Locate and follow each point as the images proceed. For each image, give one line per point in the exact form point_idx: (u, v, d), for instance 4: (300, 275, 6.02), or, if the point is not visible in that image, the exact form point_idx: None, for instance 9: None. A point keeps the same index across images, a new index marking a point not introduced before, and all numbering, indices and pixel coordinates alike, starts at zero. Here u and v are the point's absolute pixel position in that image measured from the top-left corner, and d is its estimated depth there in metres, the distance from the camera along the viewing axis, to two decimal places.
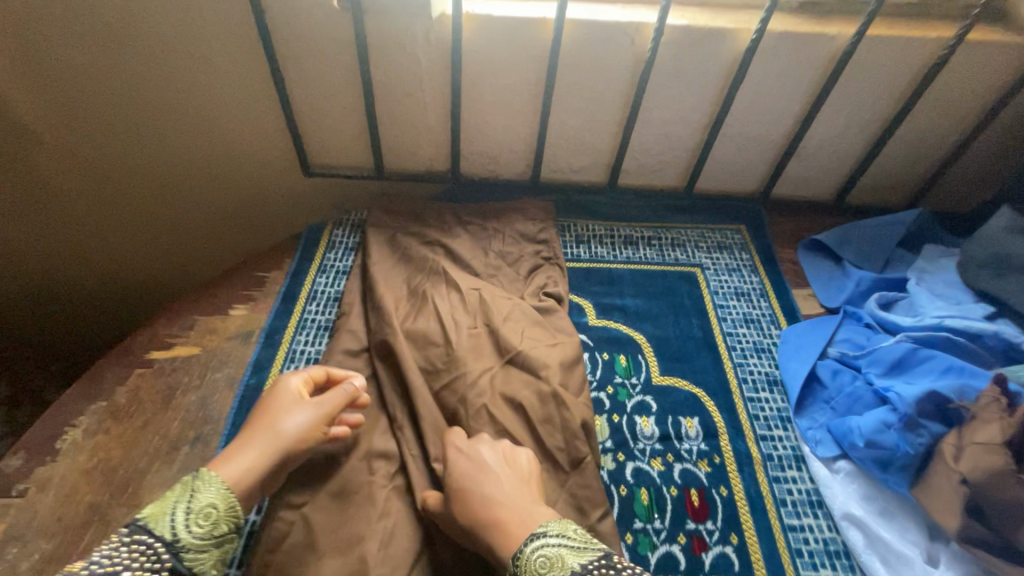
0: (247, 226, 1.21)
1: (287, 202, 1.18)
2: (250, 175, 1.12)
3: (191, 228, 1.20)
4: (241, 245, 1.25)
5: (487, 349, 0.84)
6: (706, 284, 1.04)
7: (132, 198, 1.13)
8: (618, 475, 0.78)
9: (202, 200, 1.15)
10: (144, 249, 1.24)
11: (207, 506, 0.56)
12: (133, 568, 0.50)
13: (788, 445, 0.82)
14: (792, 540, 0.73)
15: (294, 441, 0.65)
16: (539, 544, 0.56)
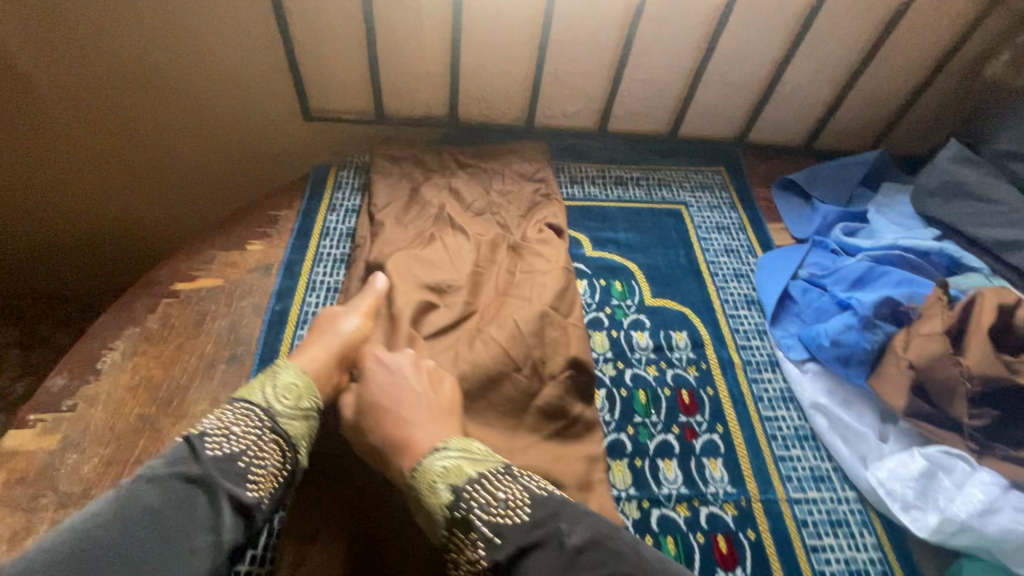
0: (249, 172, 1.23)
1: (289, 147, 1.20)
2: (252, 119, 1.14)
3: (192, 175, 1.21)
4: (242, 193, 1.27)
5: (497, 274, 0.91)
6: (691, 219, 1.13)
7: (133, 145, 1.14)
8: (618, 379, 0.87)
9: (203, 145, 1.16)
10: (145, 198, 1.24)
11: (288, 383, 0.67)
12: (240, 425, 0.61)
13: (764, 352, 0.93)
14: (768, 427, 0.84)
15: (343, 341, 0.75)
16: (438, 455, 0.62)
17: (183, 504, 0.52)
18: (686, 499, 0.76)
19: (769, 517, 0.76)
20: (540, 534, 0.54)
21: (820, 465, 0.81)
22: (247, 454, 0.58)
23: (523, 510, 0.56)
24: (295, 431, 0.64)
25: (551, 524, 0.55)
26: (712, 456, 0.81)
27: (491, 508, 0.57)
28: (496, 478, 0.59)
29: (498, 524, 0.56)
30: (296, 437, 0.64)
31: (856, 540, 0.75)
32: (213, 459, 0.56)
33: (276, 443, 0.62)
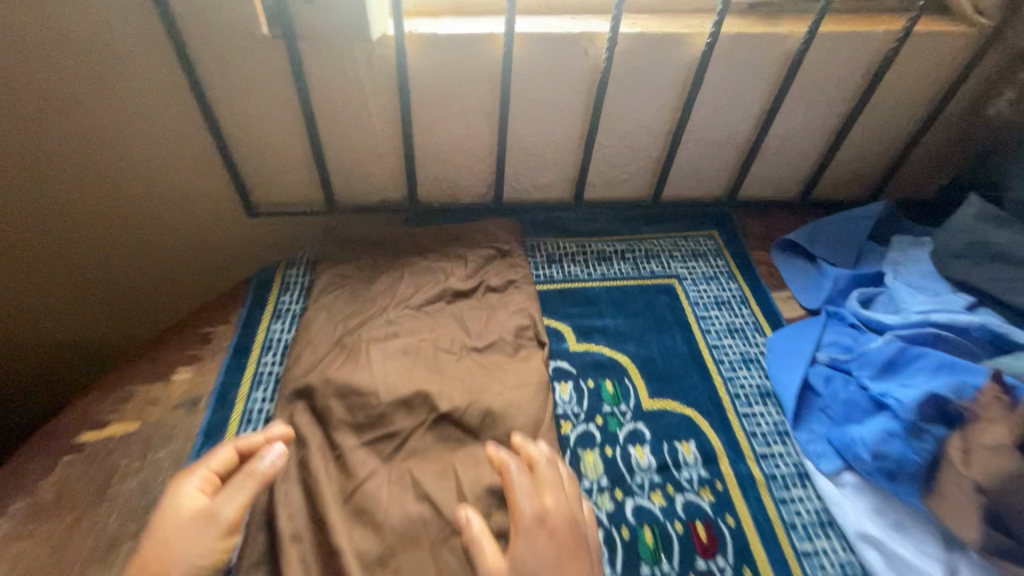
0: (186, 274, 1.11)
1: (232, 247, 1.08)
2: (187, 221, 1.02)
3: (112, 284, 1.08)
4: (181, 295, 1.15)
5: (463, 393, 0.78)
6: (685, 295, 1.00)
7: (39, 261, 1.00)
8: (619, 515, 0.71)
9: (127, 253, 1.04)
10: (51, 315, 1.09)
11: None
12: None
13: (789, 462, 0.77)
14: (808, 568, 0.68)
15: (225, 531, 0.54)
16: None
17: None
18: None
19: None
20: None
21: None
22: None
23: None
24: None
25: None
26: None
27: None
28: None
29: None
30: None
31: None
32: None
33: None
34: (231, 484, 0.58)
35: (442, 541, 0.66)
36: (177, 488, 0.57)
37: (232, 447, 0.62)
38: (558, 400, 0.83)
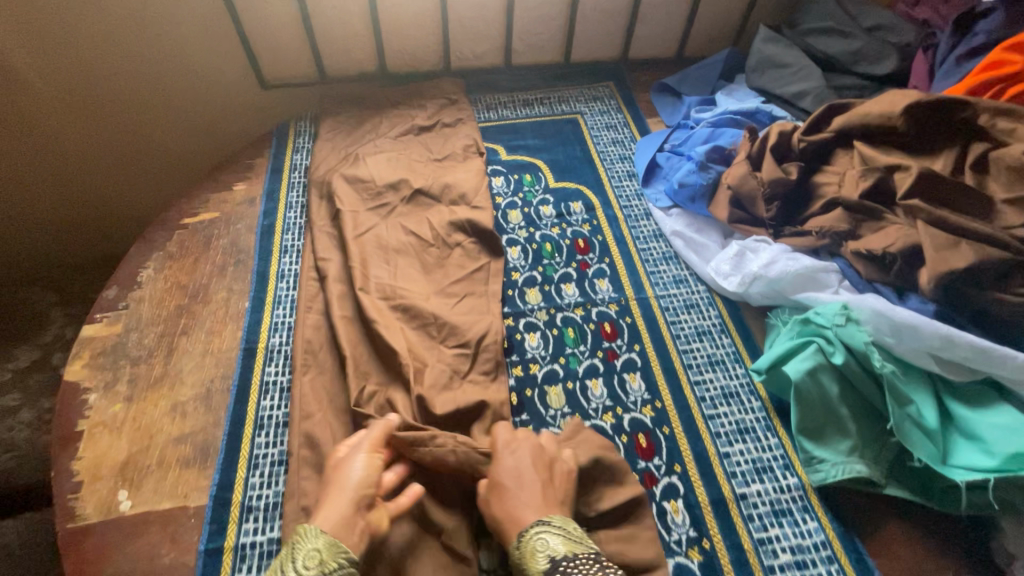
0: (193, 148, 1.45)
1: (250, 114, 1.44)
2: (217, 92, 1.37)
3: (134, 157, 1.42)
4: (187, 171, 1.48)
5: (431, 180, 1.20)
6: (585, 123, 1.41)
7: (81, 135, 1.34)
8: (530, 238, 1.16)
9: (146, 129, 1.38)
10: (102, 183, 1.44)
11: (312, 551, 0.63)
12: None
13: (640, 207, 1.21)
14: (643, 254, 1.13)
15: (362, 476, 0.72)
16: (543, 528, 0.65)
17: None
18: (583, 304, 1.05)
19: (641, 308, 1.05)
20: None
21: (680, 272, 1.10)
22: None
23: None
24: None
25: None
26: (601, 277, 1.10)
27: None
28: (574, 559, 0.61)
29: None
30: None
31: (705, 313, 1.04)
32: None
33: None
34: (372, 443, 0.77)
35: (423, 252, 1.10)
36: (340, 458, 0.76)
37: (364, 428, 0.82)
38: (496, 186, 1.26)
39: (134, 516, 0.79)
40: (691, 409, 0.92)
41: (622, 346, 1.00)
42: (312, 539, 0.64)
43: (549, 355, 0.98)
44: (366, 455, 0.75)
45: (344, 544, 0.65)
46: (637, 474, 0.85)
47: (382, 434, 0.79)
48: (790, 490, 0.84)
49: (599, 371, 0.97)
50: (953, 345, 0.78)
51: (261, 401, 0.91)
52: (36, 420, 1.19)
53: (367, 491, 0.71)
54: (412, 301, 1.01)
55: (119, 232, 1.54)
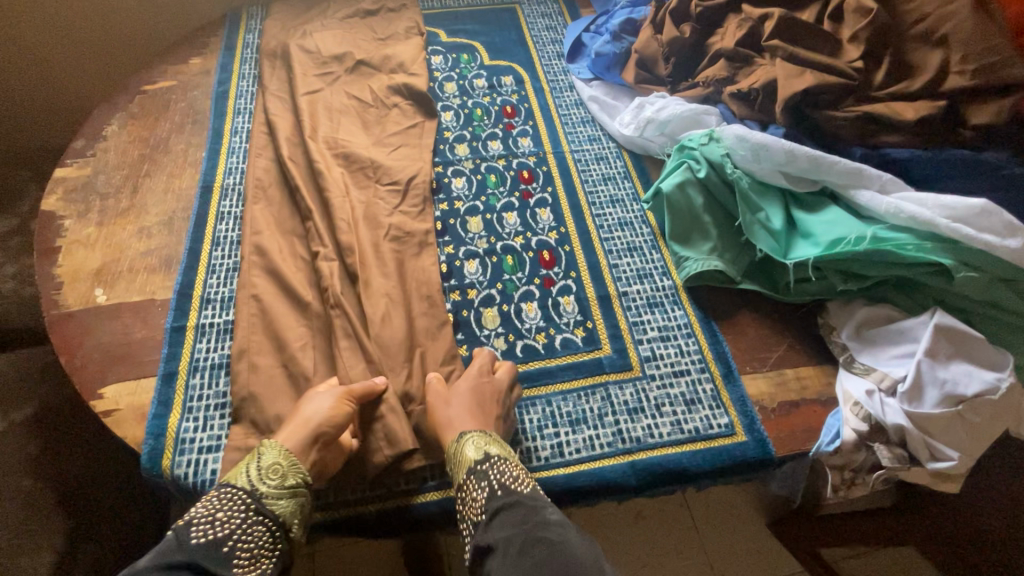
0: (142, 35, 1.51)
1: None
2: None
3: (83, 42, 1.47)
4: (138, 59, 1.54)
5: (373, 54, 1.30)
6: (522, 12, 1.52)
7: (30, 14, 1.38)
8: (463, 105, 1.28)
9: (95, 10, 1.43)
10: (56, 66, 1.48)
11: (273, 465, 0.74)
12: (227, 510, 0.68)
13: (564, 80, 1.34)
14: (563, 118, 1.27)
15: (326, 416, 0.78)
16: (479, 435, 0.77)
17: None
18: (505, 156, 1.19)
19: (556, 159, 1.19)
20: (528, 504, 0.68)
21: (595, 132, 1.24)
22: (232, 538, 0.66)
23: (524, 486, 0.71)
24: (281, 511, 0.72)
25: (541, 502, 0.68)
26: (524, 136, 1.23)
27: (506, 478, 0.72)
28: (500, 462, 0.75)
29: (506, 490, 0.71)
30: (283, 517, 0.72)
31: (612, 164, 1.19)
32: (197, 545, 0.64)
33: (266, 525, 0.70)
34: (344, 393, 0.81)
35: (364, 113, 1.22)
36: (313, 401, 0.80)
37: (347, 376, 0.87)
38: (434, 63, 1.36)
39: (109, 304, 0.94)
40: (590, 233, 1.08)
41: (537, 188, 1.15)
42: (275, 454, 0.75)
43: (473, 194, 1.13)
44: (336, 400, 0.80)
45: (302, 465, 0.75)
46: (539, 278, 1.02)
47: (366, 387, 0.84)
48: (664, 288, 1.01)
49: (515, 206, 1.11)
50: (795, 158, 0.93)
51: (219, 226, 1.04)
52: (20, 273, 1.33)
53: (332, 427, 0.78)
54: (352, 149, 1.14)
55: (67, 121, 1.59)
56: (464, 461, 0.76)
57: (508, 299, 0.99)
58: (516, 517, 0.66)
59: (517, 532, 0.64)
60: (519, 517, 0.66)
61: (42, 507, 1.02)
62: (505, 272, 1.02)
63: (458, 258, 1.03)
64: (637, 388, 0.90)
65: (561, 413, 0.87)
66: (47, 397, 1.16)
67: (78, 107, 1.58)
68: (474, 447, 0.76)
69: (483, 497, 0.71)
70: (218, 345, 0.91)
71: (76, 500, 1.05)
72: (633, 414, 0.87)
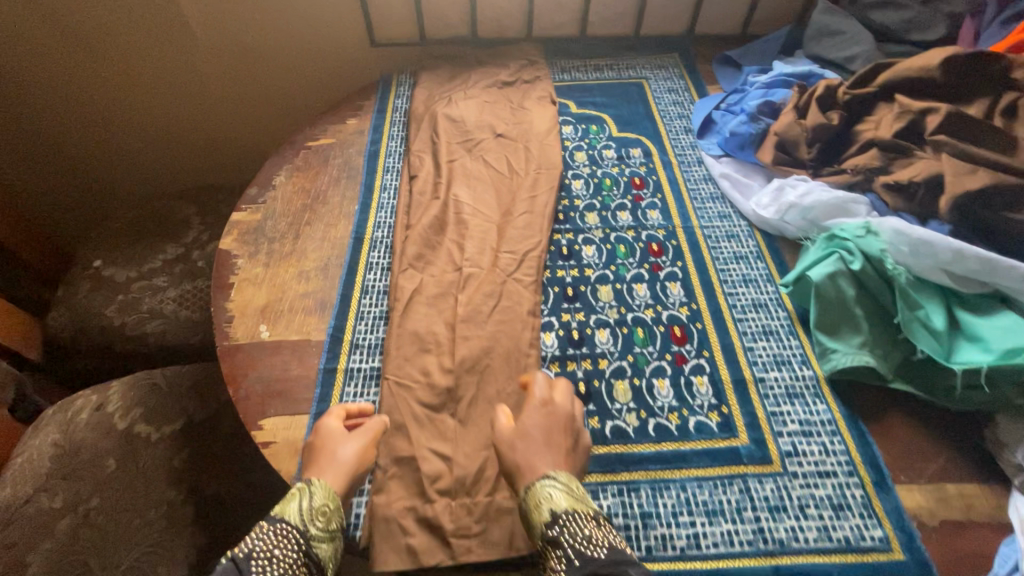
0: (304, 93, 1.70)
1: (359, 66, 1.67)
2: (337, 49, 1.62)
3: (257, 101, 1.69)
4: (298, 114, 1.75)
5: (509, 124, 1.39)
6: (650, 86, 1.57)
7: (223, 77, 1.61)
8: (592, 174, 1.33)
9: (271, 75, 1.64)
10: (233, 119, 1.72)
11: (322, 506, 0.76)
12: (280, 547, 0.70)
13: (693, 155, 1.36)
14: (692, 193, 1.28)
15: (354, 465, 0.81)
16: (549, 480, 0.75)
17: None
18: (634, 227, 1.22)
19: (686, 233, 1.20)
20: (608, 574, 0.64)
21: (725, 209, 1.24)
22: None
23: (603, 548, 0.67)
24: (324, 555, 0.74)
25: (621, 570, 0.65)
26: (653, 208, 1.26)
27: (575, 541, 0.69)
28: (574, 514, 0.71)
29: (585, 556, 0.67)
30: (322, 560, 0.74)
31: (744, 243, 1.18)
32: None
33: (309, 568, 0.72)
34: (367, 435, 0.84)
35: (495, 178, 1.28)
36: (342, 441, 0.83)
37: (344, 407, 0.89)
38: (565, 133, 1.44)
39: (271, 341, 1.03)
40: (723, 312, 1.07)
41: (666, 261, 1.16)
42: (316, 496, 0.76)
43: (603, 262, 1.15)
44: (362, 445, 0.83)
45: (342, 510, 0.79)
46: (670, 354, 1.01)
47: (377, 429, 0.85)
48: (804, 379, 0.98)
49: (644, 278, 1.13)
50: (965, 258, 0.89)
51: (368, 274, 1.13)
52: (180, 296, 1.47)
53: (362, 474, 0.81)
54: (488, 213, 1.20)
55: (233, 165, 1.83)
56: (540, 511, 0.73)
57: (639, 373, 0.99)
58: None
59: None
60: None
61: (180, 519, 1.11)
62: (636, 344, 1.03)
63: (590, 326, 1.05)
64: (778, 484, 0.86)
65: (697, 502, 0.85)
66: (194, 412, 1.26)
67: (243, 153, 1.81)
68: (546, 497, 0.73)
69: (564, 563, 0.68)
70: (365, 389, 0.96)
71: (209, 515, 1.13)
72: (775, 513, 0.83)
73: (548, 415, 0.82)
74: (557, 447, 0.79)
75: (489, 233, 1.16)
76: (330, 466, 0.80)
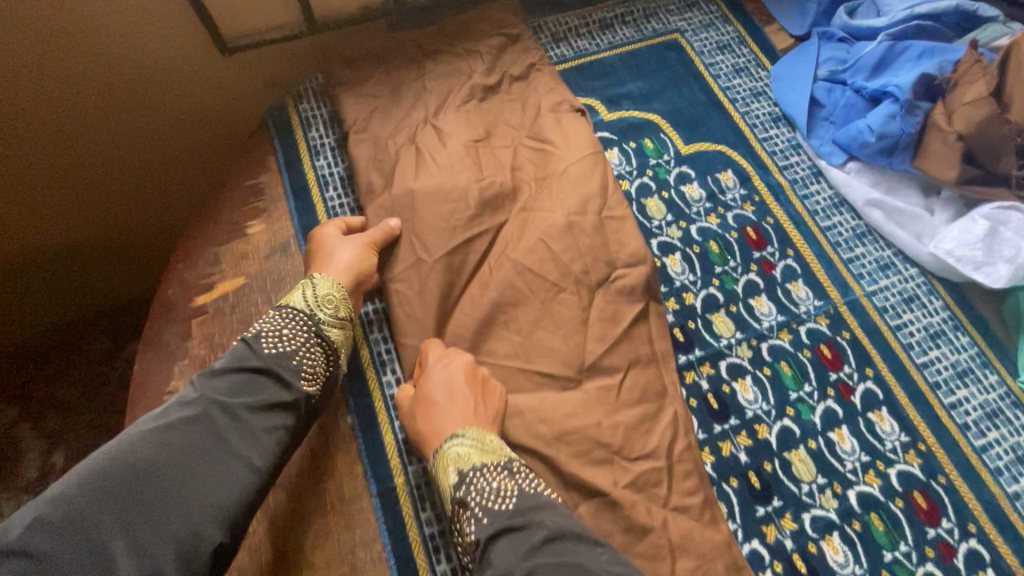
0: (169, 194, 1.06)
1: (227, 106, 0.99)
2: (208, 110, 0.98)
3: (98, 181, 0.98)
4: (163, 223, 1.09)
5: (535, 179, 0.85)
6: (691, 47, 1.04)
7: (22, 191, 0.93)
8: (687, 238, 0.87)
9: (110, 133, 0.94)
10: (50, 250, 1.02)
11: (329, 294, 0.70)
12: (288, 326, 0.66)
13: (805, 167, 0.94)
14: (830, 236, 0.88)
15: (356, 263, 0.74)
16: (455, 441, 0.64)
17: (262, 386, 0.60)
18: (786, 324, 0.81)
19: (856, 314, 0.83)
20: (519, 521, 0.56)
21: (883, 254, 0.87)
22: (299, 354, 0.64)
23: (512, 499, 0.58)
24: (335, 339, 0.69)
25: (531, 515, 0.56)
26: (793, 279, 0.85)
27: (484, 498, 0.59)
28: (486, 470, 0.61)
29: (493, 511, 0.58)
30: (336, 343, 0.69)
31: (929, 308, 0.84)
32: (269, 356, 0.63)
33: (321, 347, 0.67)
34: (366, 238, 0.76)
35: (553, 299, 0.76)
36: (335, 237, 0.76)
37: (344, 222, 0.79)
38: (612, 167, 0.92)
39: None
40: (958, 442, 0.75)
41: (851, 374, 0.79)
42: (324, 285, 0.71)
43: (774, 407, 0.76)
44: (363, 248, 0.75)
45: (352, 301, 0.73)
46: (930, 547, 0.69)
47: (382, 235, 0.77)
48: None
49: (838, 416, 0.76)
50: None
51: (433, 561, 0.67)
52: None
53: (366, 273, 0.75)
54: (584, 377, 0.73)
55: (88, 292, 1.10)
56: (444, 488, 0.63)
57: None
58: (521, 546, 0.53)
59: (519, 560, 0.52)
60: (514, 542, 0.54)
61: None
62: (881, 548, 0.69)
63: (810, 537, 0.69)
64: None
65: None
66: None
67: (77, 295, 1.09)
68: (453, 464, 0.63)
69: (472, 524, 0.58)
70: None
71: None
72: None
73: (448, 369, 0.69)
74: (463, 401, 0.66)
75: (605, 420, 0.71)
76: (332, 264, 0.73)
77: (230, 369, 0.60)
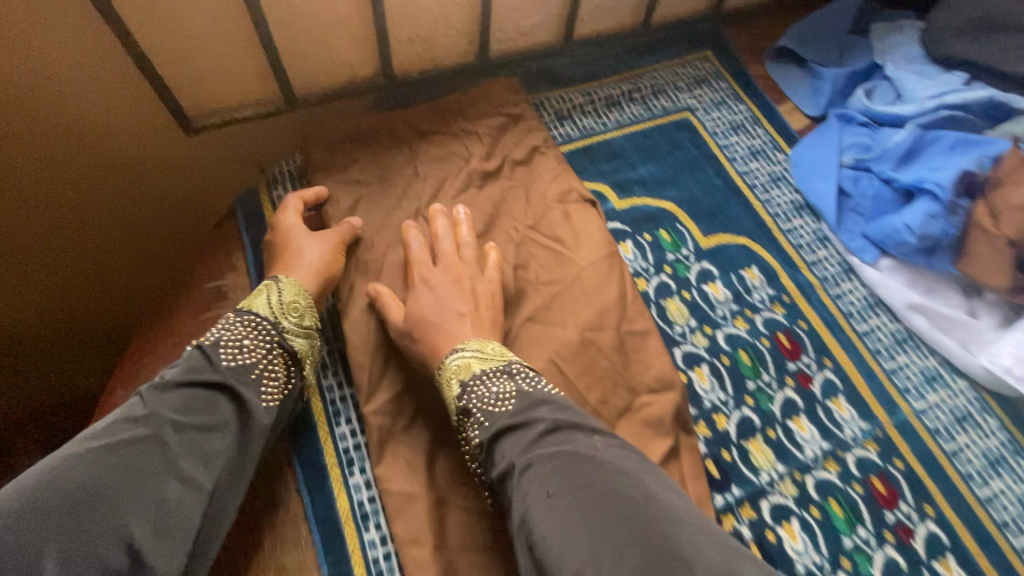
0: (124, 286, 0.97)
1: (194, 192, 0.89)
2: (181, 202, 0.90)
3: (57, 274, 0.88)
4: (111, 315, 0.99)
5: (544, 285, 0.74)
6: (703, 127, 0.98)
7: None
8: (715, 347, 0.77)
9: (67, 225, 0.83)
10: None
11: (294, 301, 0.64)
12: (249, 336, 0.59)
13: (834, 262, 0.86)
14: (869, 342, 0.80)
15: (323, 266, 0.69)
16: (457, 353, 0.62)
17: (217, 404, 0.54)
18: (832, 453, 0.71)
19: (907, 438, 0.73)
20: (519, 418, 0.55)
21: (927, 364, 0.79)
22: (259, 366, 0.58)
23: (511, 400, 0.57)
24: (300, 349, 0.63)
25: (533, 409, 0.55)
26: (834, 396, 0.75)
27: (484, 402, 0.58)
28: (492, 373, 0.60)
29: (494, 414, 0.57)
30: (302, 354, 0.63)
31: (984, 428, 0.75)
32: (228, 368, 0.56)
33: (284, 358, 0.61)
34: (333, 236, 0.71)
35: None
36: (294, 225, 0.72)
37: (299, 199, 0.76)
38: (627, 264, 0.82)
39: None
40: None
41: (909, 513, 0.69)
42: (288, 288, 0.65)
43: (827, 559, 0.65)
44: (328, 247, 0.70)
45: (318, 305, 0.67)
46: None
47: (348, 232, 0.73)
48: None
49: (901, 569, 0.65)
50: None
51: None
52: None
53: (333, 277, 0.70)
54: None
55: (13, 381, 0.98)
56: (451, 415, 0.61)
57: None
58: (524, 439, 0.53)
59: (531, 456, 0.52)
60: (518, 439, 0.53)
61: None
62: None
63: None
64: None
65: None
66: None
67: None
68: (455, 373, 0.61)
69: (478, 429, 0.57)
70: None
71: None
72: None
73: None
74: None
75: None
76: (296, 265, 0.68)
77: (181, 383, 0.53)
